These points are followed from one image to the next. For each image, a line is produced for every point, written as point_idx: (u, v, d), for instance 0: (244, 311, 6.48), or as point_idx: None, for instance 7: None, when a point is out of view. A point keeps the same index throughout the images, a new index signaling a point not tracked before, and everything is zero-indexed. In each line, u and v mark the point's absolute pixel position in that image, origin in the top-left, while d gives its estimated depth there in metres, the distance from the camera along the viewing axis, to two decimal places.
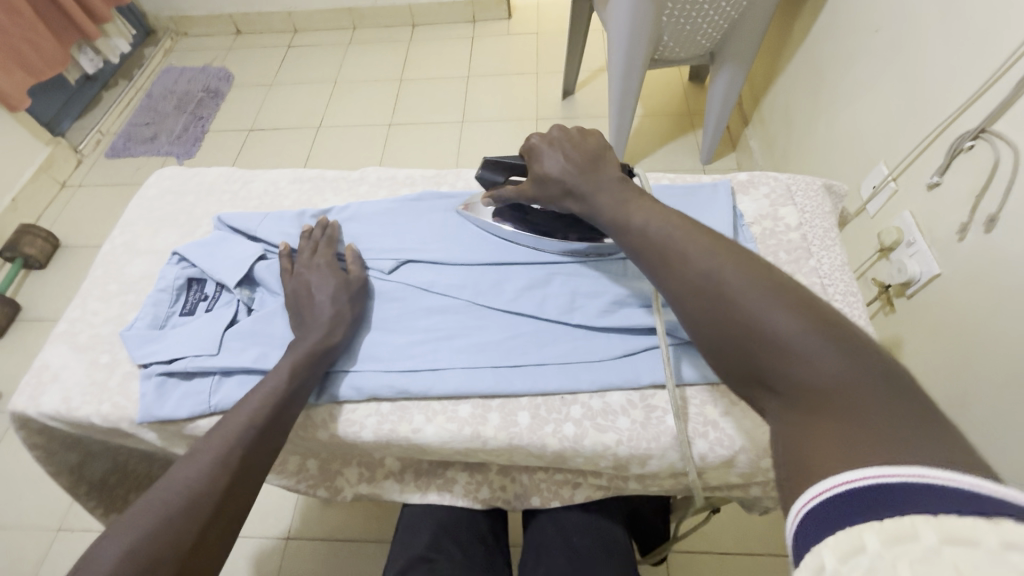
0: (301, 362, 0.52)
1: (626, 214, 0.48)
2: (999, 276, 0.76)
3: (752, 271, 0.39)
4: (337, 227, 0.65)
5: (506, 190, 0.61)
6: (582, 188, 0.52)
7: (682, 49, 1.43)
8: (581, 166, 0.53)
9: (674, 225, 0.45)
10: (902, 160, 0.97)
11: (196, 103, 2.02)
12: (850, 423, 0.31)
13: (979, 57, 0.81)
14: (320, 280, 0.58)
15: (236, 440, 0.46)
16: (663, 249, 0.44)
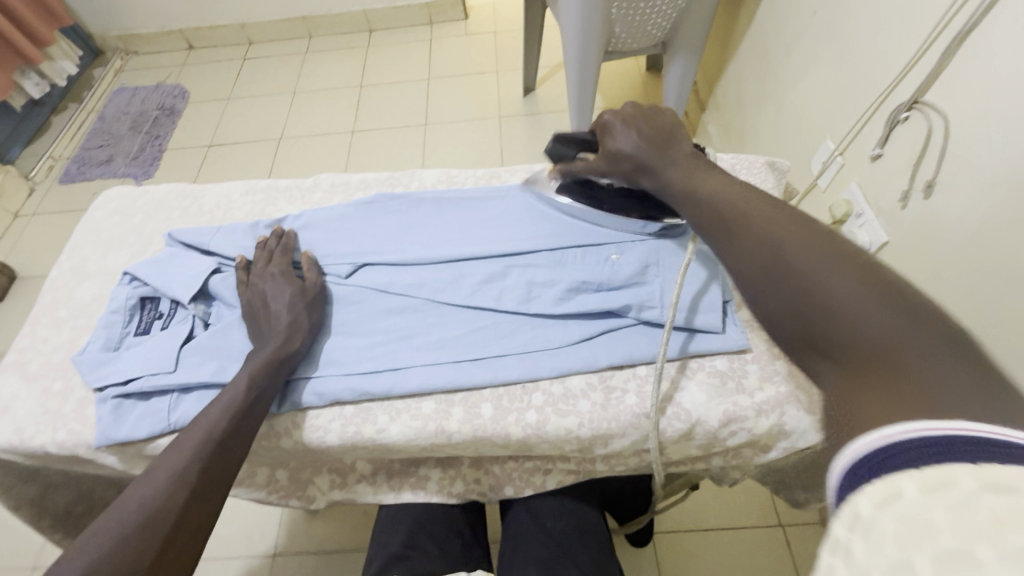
0: (257, 374, 0.51)
1: (690, 185, 0.48)
2: (942, 238, 0.80)
3: (825, 239, 0.37)
4: (294, 236, 0.65)
5: (576, 165, 0.62)
6: (649, 163, 0.52)
7: (634, 41, 1.45)
8: (650, 136, 0.53)
9: (739, 196, 0.44)
10: (846, 134, 1.01)
11: (151, 123, 1.97)
12: (917, 387, 0.28)
13: (906, 31, 0.85)
14: (279, 291, 0.58)
15: (195, 455, 0.46)
16: (729, 219, 0.43)
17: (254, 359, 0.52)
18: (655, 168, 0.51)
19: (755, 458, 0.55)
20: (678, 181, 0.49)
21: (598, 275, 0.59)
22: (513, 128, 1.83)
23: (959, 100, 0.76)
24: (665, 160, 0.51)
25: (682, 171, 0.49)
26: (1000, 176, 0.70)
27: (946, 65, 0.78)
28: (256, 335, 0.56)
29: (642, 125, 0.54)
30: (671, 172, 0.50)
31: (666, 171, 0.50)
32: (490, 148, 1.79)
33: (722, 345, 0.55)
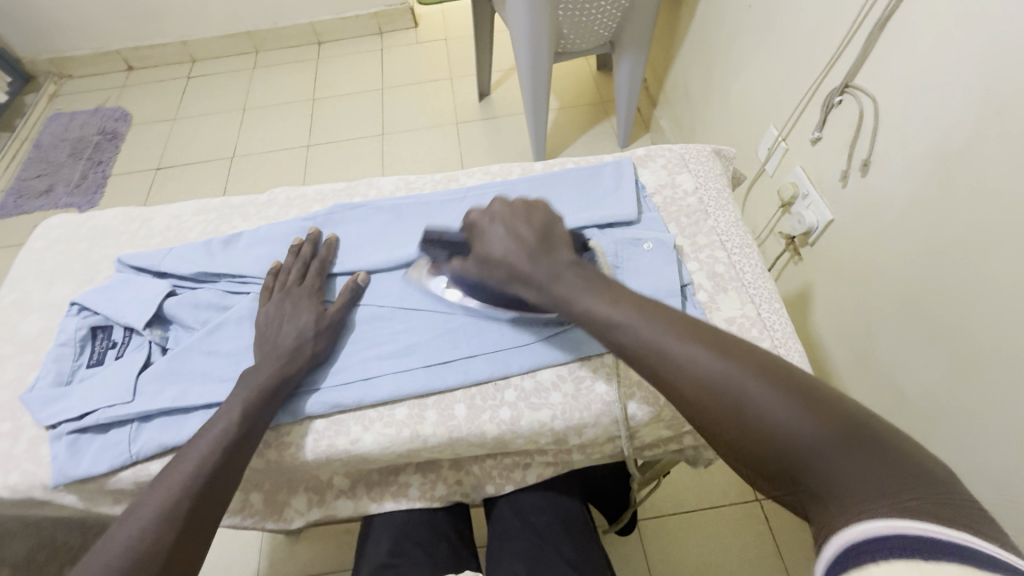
0: (247, 402, 0.50)
1: (589, 300, 0.46)
2: (881, 212, 0.85)
3: (733, 357, 0.39)
4: (333, 248, 0.63)
5: (454, 267, 0.56)
6: (537, 273, 0.49)
7: (583, 41, 1.49)
8: (523, 240, 0.51)
9: (651, 316, 0.43)
10: (787, 121, 1.06)
11: (93, 148, 1.89)
12: (844, 488, 0.31)
13: (831, 21, 0.90)
14: (298, 312, 0.56)
15: (183, 489, 0.45)
16: (640, 353, 0.42)
17: (247, 385, 0.51)
18: (548, 280, 0.48)
19: None
20: (578, 300, 0.46)
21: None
22: (471, 133, 1.83)
23: (884, 83, 0.82)
24: (550, 268, 0.49)
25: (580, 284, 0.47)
26: (926, 150, 0.75)
27: (870, 51, 0.83)
28: (257, 355, 0.54)
29: (512, 228, 0.52)
30: (563, 287, 0.47)
31: (560, 284, 0.48)
32: (449, 154, 1.79)
33: None
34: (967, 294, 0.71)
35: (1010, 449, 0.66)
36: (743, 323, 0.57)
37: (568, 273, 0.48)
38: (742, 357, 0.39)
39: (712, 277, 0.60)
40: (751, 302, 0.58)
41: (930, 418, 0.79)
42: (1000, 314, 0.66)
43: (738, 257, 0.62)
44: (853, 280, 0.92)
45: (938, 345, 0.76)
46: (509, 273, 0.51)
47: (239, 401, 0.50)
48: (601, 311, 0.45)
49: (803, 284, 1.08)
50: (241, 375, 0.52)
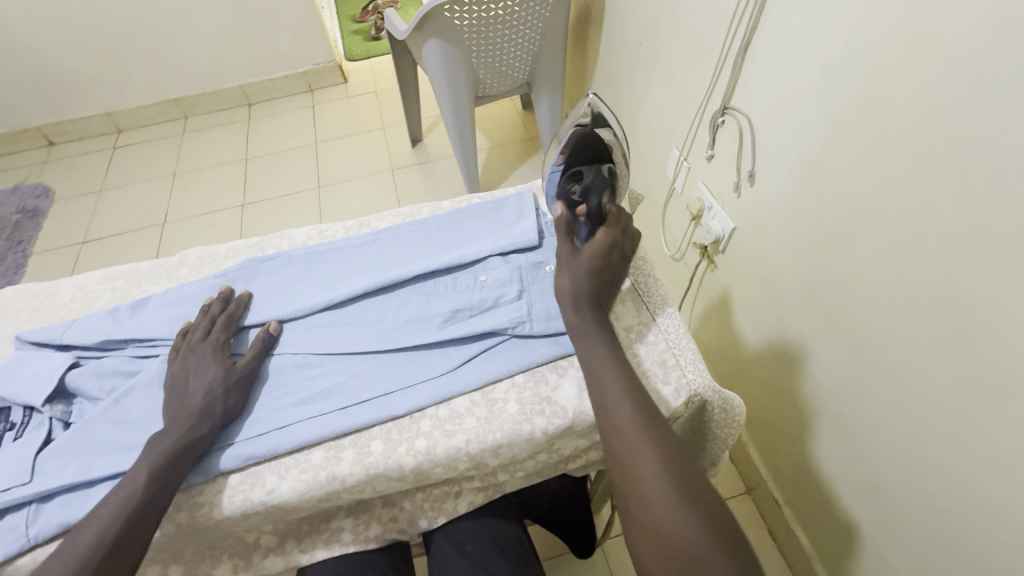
0: (152, 467, 0.49)
1: (617, 396, 0.49)
2: (770, 216, 0.93)
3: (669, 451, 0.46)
4: (244, 302, 0.64)
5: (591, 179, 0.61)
6: (588, 338, 0.54)
7: (500, 84, 1.57)
8: (602, 279, 0.57)
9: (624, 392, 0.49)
10: (685, 142, 1.15)
11: (11, 228, 1.81)
12: None
13: (704, 52, 1.01)
14: (205, 368, 0.56)
15: (81, 563, 0.43)
16: (623, 428, 0.47)
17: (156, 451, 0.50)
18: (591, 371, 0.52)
19: None
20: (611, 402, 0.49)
21: (470, 297, 0.63)
22: (407, 178, 1.88)
23: (753, 103, 0.91)
24: (595, 335, 0.54)
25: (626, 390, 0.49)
26: (795, 158, 0.84)
27: (738, 76, 0.94)
28: (165, 418, 0.53)
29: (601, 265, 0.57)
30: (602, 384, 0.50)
31: (603, 382, 0.50)
32: (387, 200, 1.82)
33: None
34: (847, 284, 0.78)
35: (904, 419, 0.73)
36: (641, 330, 0.61)
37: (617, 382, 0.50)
38: (711, 507, 0.43)
39: None
40: (647, 310, 0.63)
41: (839, 400, 0.85)
42: (873, 296, 0.74)
43: (631, 270, 0.67)
44: (759, 282, 1.00)
45: (836, 332, 0.82)
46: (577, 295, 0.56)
47: (146, 466, 0.49)
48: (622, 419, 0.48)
49: (721, 289, 1.15)
50: (150, 440, 0.51)
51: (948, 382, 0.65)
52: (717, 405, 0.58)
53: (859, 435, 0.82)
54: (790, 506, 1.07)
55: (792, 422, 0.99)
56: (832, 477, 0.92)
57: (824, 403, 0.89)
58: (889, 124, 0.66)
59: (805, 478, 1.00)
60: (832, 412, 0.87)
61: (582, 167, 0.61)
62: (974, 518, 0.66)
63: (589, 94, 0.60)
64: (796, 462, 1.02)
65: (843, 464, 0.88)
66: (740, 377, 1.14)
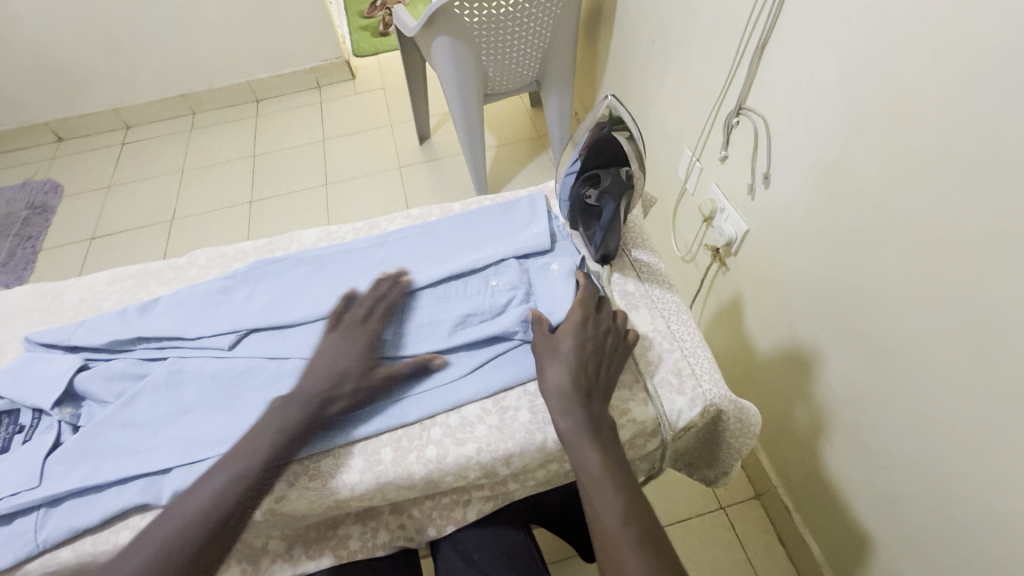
0: (243, 467, 0.49)
1: (587, 453, 0.49)
2: (785, 219, 0.91)
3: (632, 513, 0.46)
4: (404, 286, 0.63)
5: (608, 184, 0.59)
6: (576, 440, 0.49)
7: (509, 82, 1.55)
8: (587, 363, 0.53)
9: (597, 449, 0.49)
10: (698, 143, 1.13)
11: (21, 224, 1.82)
12: None
13: (719, 51, 0.99)
14: (346, 366, 0.55)
15: None
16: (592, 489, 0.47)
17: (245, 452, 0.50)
18: (583, 470, 0.48)
19: (650, 445, 0.58)
20: (604, 517, 0.46)
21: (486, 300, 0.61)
22: (414, 176, 1.87)
23: (769, 104, 0.90)
24: (585, 437, 0.49)
25: (622, 504, 0.46)
26: (811, 161, 0.82)
27: (754, 76, 0.92)
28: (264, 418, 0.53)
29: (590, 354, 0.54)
30: (596, 496, 0.47)
31: (596, 491, 0.47)
32: (394, 199, 1.81)
33: None
34: (863, 290, 0.77)
35: (920, 428, 0.71)
36: (656, 337, 0.60)
37: (611, 493, 0.46)
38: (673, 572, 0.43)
39: (624, 296, 0.64)
40: (661, 316, 0.62)
41: (854, 407, 0.83)
42: (890, 303, 0.72)
43: (645, 275, 0.66)
44: (772, 286, 0.98)
45: (850, 338, 0.81)
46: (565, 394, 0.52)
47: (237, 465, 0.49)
48: (613, 537, 0.45)
49: (732, 292, 1.14)
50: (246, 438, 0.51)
51: (967, 394, 0.64)
52: (733, 415, 0.57)
53: (873, 443, 0.81)
54: (800, 513, 1.05)
55: (804, 428, 0.98)
56: (844, 485, 0.90)
57: (838, 410, 0.87)
58: (910, 129, 0.65)
59: (816, 485, 0.98)
60: (846, 419, 0.86)
61: (599, 170, 0.59)
62: (987, 529, 0.65)
63: (608, 95, 0.58)
64: (807, 469, 1.00)
65: (856, 473, 0.86)
66: (751, 381, 1.13)
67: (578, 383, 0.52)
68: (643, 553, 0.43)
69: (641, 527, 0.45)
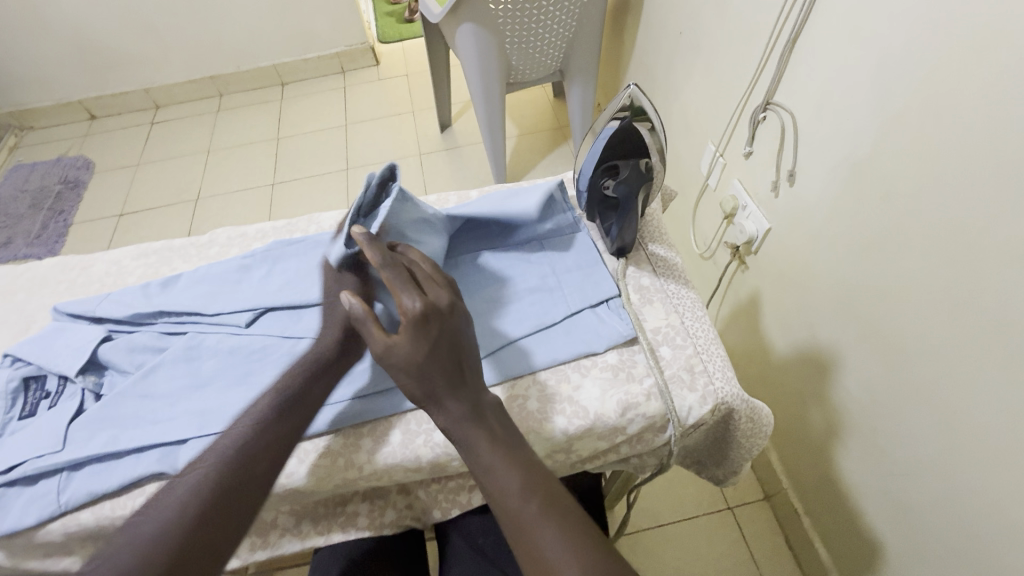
0: (229, 459, 0.48)
1: (475, 435, 0.46)
2: (809, 218, 0.89)
3: (532, 487, 0.44)
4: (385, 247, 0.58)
5: (628, 175, 0.59)
6: (458, 431, 0.46)
7: (532, 71, 1.54)
8: (439, 357, 0.47)
9: (482, 432, 0.46)
10: (722, 137, 1.11)
11: (54, 198, 1.87)
12: None
13: (749, 44, 0.96)
14: (325, 331, 0.59)
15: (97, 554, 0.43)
16: (487, 470, 0.45)
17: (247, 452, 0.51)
18: (479, 463, 0.45)
19: (658, 441, 0.57)
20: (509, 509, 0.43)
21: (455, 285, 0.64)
22: (434, 163, 1.87)
23: (798, 99, 0.87)
24: (467, 426, 0.46)
25: (519, 483, 0.44)
26: (839, 159, 0.80)
27: (784, 69, 0.89)
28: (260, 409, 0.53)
29: (438, 344, 0.48)
30: (494, 479, 0.44)
31: (496, 483, 0.44)
32: (413, 186, 1.82)
33: (610, 340, 0.58)
34: (886, 294, 0.75)
35: (941, 438, 0.69)
36: (668, 332, 0.59)
37: (508, 473, 0.44)
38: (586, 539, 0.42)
39: (638, 289, 0.63)
40: (676, 312, 0.61)
41: (871, 412, 0.81)
42: (915, 310, 0.70)
43: (661, 270, 0.65)
44: (793, 286, 0.96)
45: (873, 342, 0.78)
46: (424, 391, 0.47)
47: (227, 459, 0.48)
48: (525, 521, 0.42)
49: (751, 292, 1.11)
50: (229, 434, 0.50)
51: (992, 406, 0.62)
52: (745, 414, 0.56)
53: (891, 451, 0.79)
54: (810, 517, 1.04)
55: (818, 432, 0.96)
56: (857, 491, 0.89)
57: (855, 416, 0.85)
58: (946, 128, 0.62)
59: (828, 489, 0.97)
60: (863, 425, 0.84)
61: (619, 161, 0.59)
62: (1005, 543, 0.63)
63: (630, 84, 0.57)
64: (820, 473, 0.99)
65: (871, 479, 0.85)
66: (766, 383, 1.11)
67: (435, 378, 0.47)
68: (552, 522, 0.42)
69: (544, 499, 0.43)
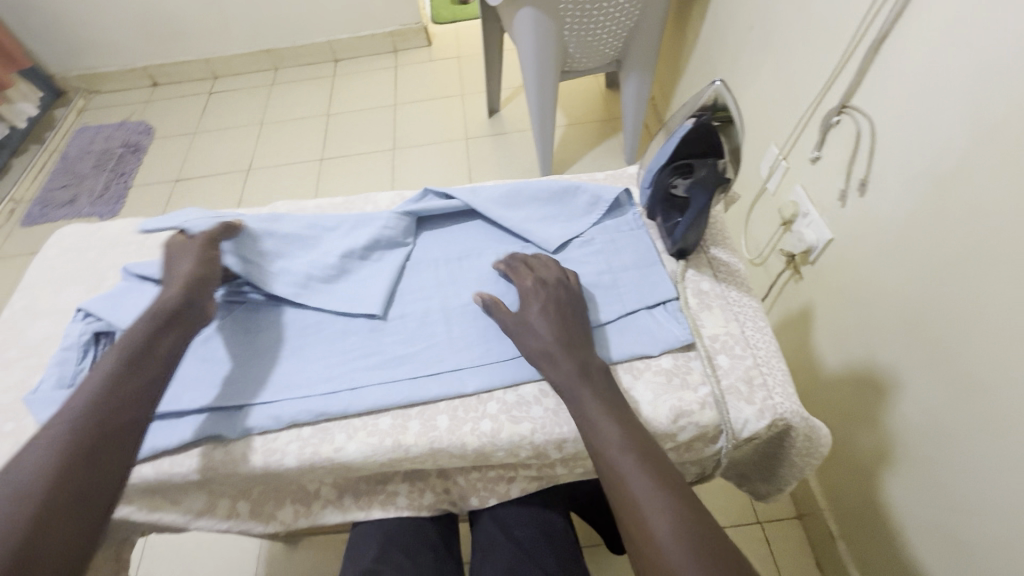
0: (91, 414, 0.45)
1: (579, 389, 0.49)
2: (878, 231, 0.84)
3: (628, 441, 0.46)
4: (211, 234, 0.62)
5: (701, 175, 0.55)
6: (566, 384, 0.50)
7: (589, 60, 1.51)
8: (562, 316, 0.55)
9: (587, 386, 0.50)
10: (787, 140, 1.06)
11: (116, 160, 1.96)
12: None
13: (829, 42, 0.91)
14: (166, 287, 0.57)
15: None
16: (587, 421, 0.48)
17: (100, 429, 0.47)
18: (579, 412, 0.48)
19: (707, 450, 0.56)
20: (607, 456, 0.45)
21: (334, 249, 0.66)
22: (479, 148, 1.86)
23: (880, 104, 0.82)
24: (575, 379, 0.50)
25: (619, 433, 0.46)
26: (920, 170, 0.75)
27: (866, 71, 0.84)
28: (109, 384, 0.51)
29: (556, 311, 0.55)
30: (591, 428, 0.47)
31: (594, 426, 0.47)
32: (458, 169, 1.82)
33: (665, 344, 0.56)
34: (960, 318, 0.70)
35: (1007, 472, 0.65)
36: (728, 340, 0.57)
37: (608, 423, 0.46)
38: (681, 497, 0.42)
39: (697, 294, 0.61)
40: (736, 320, 0.59)
41: (930, 441, 0.77)
42: (994, 338, 0.65)
43: (723, 275, 0.63)
44: (853, 301, 0.91)
45: (939, 367, 0.74)
46: (545, 342, 0.53)
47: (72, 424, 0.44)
48: (624, 470, 0.43)
49: (803, 303, 1.07)
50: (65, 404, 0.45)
51: None
52: (803, 433, 0.54)
53: (949, 482, 0.75)
54: (845, 540, 1.00)
55: (866, 455, 0.92)
56: (904, 520, 0.85)
57: (911, 443, 0.81)
58: None
59: (870, 513, 0.93)
60: (919, 452, 0.80)
61: (694, 160, 0.56)
62: None
63: (716, 82, 0.54)
64: (863, 498, 0.95)
65: (921, 508, 0.81)
66: (811, 398, 1.07)
67: (552, 333, 0.53)
68: (649, 476, 0.43)
69: (640, 452, 0.45)
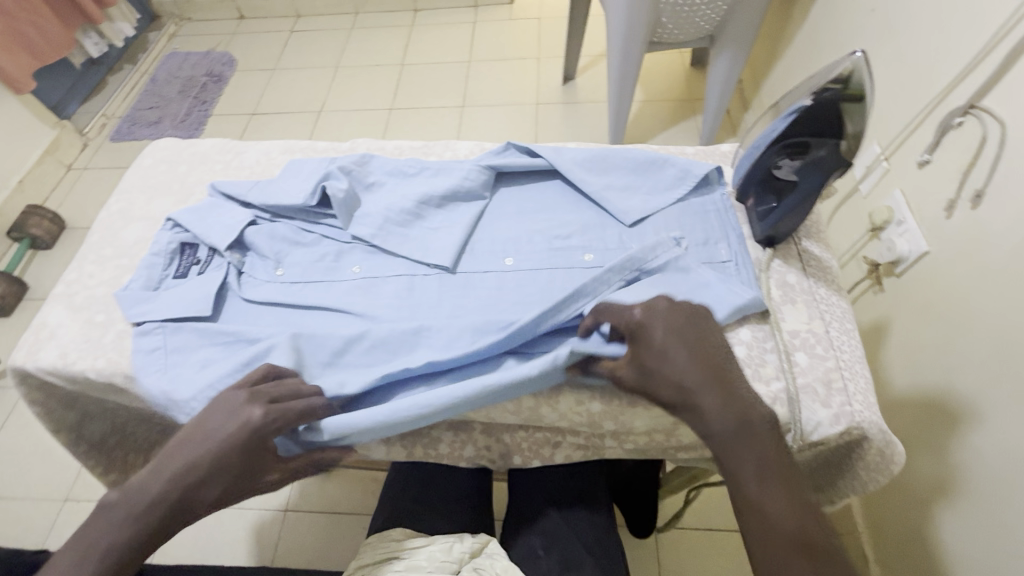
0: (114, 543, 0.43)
1: (684, 368, 0.44)
2: (985, 249, 0.76)
3: (738, 424, 0.42)
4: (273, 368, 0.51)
5: (815, 156, 0.51)
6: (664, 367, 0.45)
7: (681, 32, 1.42)
8: (687, 345, 0.46)
9: (691, 361, 0.44)
10: (894, 138, 0.97)
11: (199, 88, 2.03)
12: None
13: (968, 33, 0.81)
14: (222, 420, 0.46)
15: None
16: (686, 392, 0.44)
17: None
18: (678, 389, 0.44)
19: None
20: (738, 461, 0.41)
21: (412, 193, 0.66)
22: (550, 115, 1.82)
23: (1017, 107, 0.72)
24: (682, 365, 0.44)
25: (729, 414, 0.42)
26: None
27: (1007, 69, 0.74)
28: (86, 520, 0.44)
29: (676, 339, 0.46)
30: (700, 407, 0.43)
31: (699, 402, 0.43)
32: (525, 134, 1.78)
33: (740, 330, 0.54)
34: None
35: None
36: (810, 338, 0.54)
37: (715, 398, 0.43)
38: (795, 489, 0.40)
39: (782, 286, 0.58)
40: (821, 318, 0.56)
41: (1004, 486, 0.71)
42: None
43: (814, 270, 0.59)
44: (938, 321, 0.84)
45: None
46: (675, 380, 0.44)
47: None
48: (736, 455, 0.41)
49: (878, 316, 1.00)
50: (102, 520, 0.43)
51: None
52: (878, 447, 0.50)
53: (1015, 526, 0.70)
54: (880, 566, 0.97)
55: (921, 484, 0.87)
56: (951, 557, 0.80)
57: (980, 482, 0.75)
58: None
59: (913, 541, 0.89)
60: (984, 489, 0.75)
61: (810, 139, 0.52)
62: None
63: (857, 52, 0.50)
64: (909, 527, 0.90)
65: (973, 547, 0.76)
66: None
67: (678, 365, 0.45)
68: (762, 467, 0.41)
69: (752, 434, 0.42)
